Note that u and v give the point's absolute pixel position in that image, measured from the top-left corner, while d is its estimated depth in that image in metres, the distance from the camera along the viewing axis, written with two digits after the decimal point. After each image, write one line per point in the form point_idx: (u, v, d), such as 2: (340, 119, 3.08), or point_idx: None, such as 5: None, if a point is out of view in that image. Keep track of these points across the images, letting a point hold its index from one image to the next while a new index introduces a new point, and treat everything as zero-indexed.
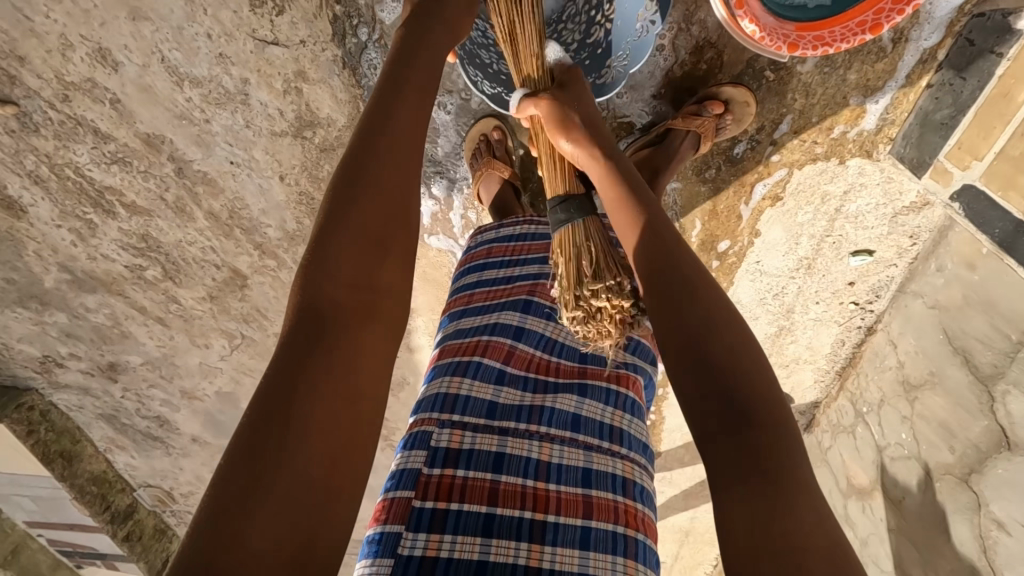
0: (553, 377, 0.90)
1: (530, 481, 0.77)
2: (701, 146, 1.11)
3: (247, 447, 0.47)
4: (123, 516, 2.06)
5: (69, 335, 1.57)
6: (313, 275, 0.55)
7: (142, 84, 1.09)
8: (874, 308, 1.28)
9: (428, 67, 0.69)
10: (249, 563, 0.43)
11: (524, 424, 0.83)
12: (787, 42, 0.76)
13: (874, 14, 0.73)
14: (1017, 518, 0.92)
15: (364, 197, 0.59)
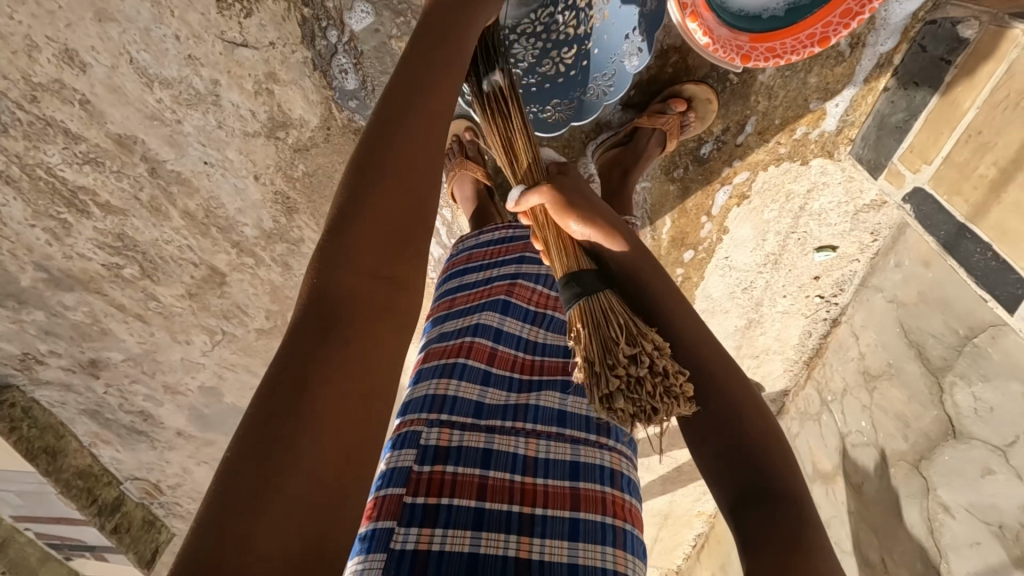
0: (537, 374, 0.94)
1: (518, 476, 0.81)
2: (668, 144, 1.14)
3: (255, 440, 0.47)
4: (111, 509, 2.09)
5: (48, 333, 1.57)
6: (327, 270, 0.56)
7: (111, 85, 1.08)
8: (839, 301, 1.34)
9: (456, 52, 0.69)
10: (254, 565, 0.41)
11: (510, 421, 0.87)
12: (739, 54, 0.78)
13: (822, 27, 0.75)
14: (961, 502, 0.97)
15: (377, 184, 0.59)
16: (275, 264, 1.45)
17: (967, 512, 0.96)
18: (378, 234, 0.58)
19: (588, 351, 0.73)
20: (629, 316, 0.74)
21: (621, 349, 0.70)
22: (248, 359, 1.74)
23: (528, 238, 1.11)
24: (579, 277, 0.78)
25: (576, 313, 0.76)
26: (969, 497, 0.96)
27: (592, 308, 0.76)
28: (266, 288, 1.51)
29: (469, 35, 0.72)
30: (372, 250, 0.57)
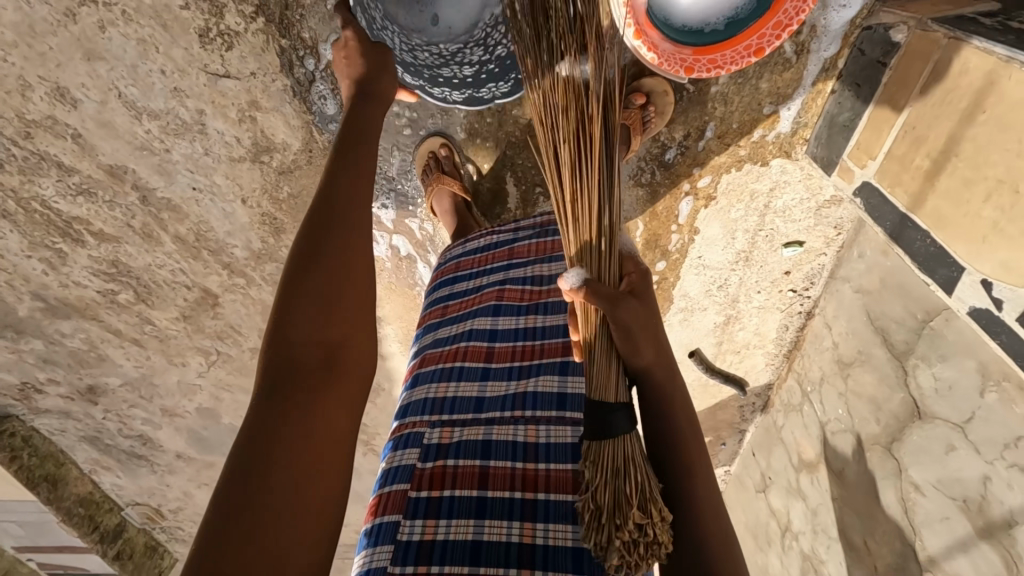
0: (537, 358, 0.95)
1: (519, 463, 0.84)
2: (634, 138, 1.17)
3: (244, 463, 0.61)
4: (113, 536, 2.13)
5: (47, 360, 1.61)
6: (283, 327, 0.68)
7: (102, 119, 1.13)
8: (811, 294, 1.41)
9: (371, 138, 0.81)
10: (252, 550, 0.58)
11: (509, 411, 0.90)
12: (683, 67, 0.85)
13: (758, 38, 0.81)
14: (931, 480, 1.01)
15: (323, 263, 0.69)
16: (266, 283, 1.49)
17: (935, 488, 1.00)
18: (322, 296, 0.69)
19: (599, 494, 0.68)
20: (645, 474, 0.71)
21: (631, 497, 0.68)
22: (244, 378, 1.78)
23: (511, 240, 1.16)
24: (609, 413, 0.73)
25: (594, 463, 0.71)
26: (936, 474, 1.00)
27: (612, 450, 0.72)
28: (259, 307, 1.55)
29: (377, 126, 0.84)
30: (320, 324, 0.68)
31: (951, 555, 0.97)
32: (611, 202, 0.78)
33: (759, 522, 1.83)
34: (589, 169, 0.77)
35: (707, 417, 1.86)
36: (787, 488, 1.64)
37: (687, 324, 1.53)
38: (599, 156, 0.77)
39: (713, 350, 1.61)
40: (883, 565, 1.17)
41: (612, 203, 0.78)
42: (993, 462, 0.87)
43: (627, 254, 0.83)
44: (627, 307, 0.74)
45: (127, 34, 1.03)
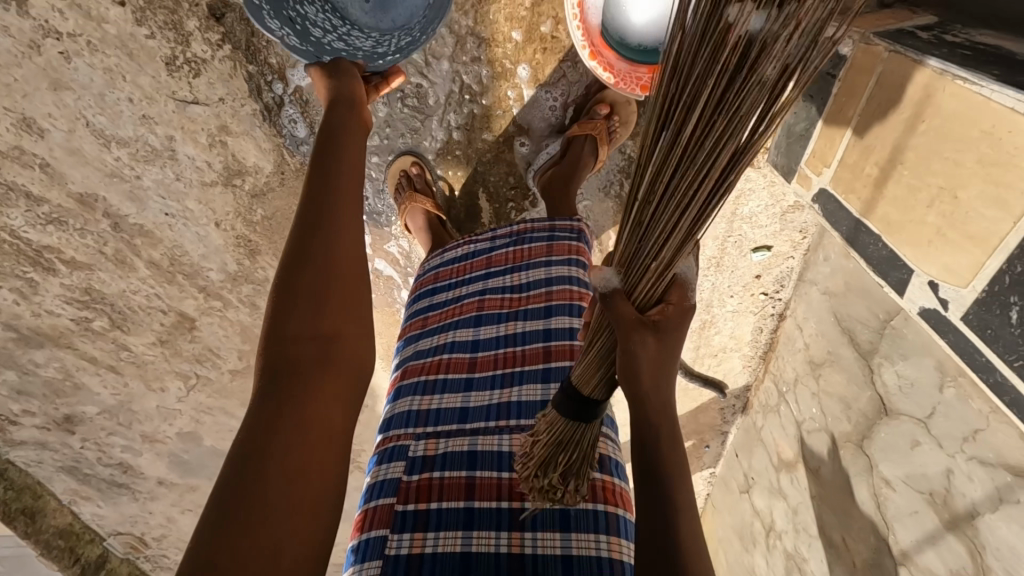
0: (519, 365, 0.97)
1: (505, 473, 0.85)
2: (600, 151, 1.16)
3: (242, 461, 0.64)
4: (95, 568, 2.05)
5: (21, 391, 1.57)
6: (279, 328, 0.72)
7: (69, 147, 1.11)
8: (782, 296, 1.45)
9: (353, 152, 0.88)
10: (251, 539, 0.59)
11: (494, 421, 0.92)
12: (638, 85, 0.88)
13: None
14: (899, 475, 1.04)
15: (315, 253, 0.76)
16: (243, 305, 1.49)
17: (904, 483, 1.03)
18: (315, 297, 0.74)
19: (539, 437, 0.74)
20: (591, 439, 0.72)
21: (566, 462, 0.72)
22: (223, 401, 1.80)
23: (490, 249, 1.17)
24: (581, 407, 0.67)
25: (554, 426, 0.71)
26: (904, 469, 1.03)
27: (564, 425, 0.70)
28: (236, 329, 1.52)
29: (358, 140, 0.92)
30: (312, 313, 0.73)
31: (922, 548, 0.99)
32: (695, 212, 0.54)
33: (745, 522, 1.86)
34: (690, 146, 0.52)
35: (689, 420, 1.90)
36: (769, 488, 1.67)
37: None
38: (715, 145, 0.51)
39: (691, 354, 1.65)
40: (860, 560, 1.20)
41: (695, 214, 0.54)
42: (954, 456, 0.89)
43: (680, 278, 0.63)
44: (643, 339, 0.61)
45: (94, 64, 1.03)
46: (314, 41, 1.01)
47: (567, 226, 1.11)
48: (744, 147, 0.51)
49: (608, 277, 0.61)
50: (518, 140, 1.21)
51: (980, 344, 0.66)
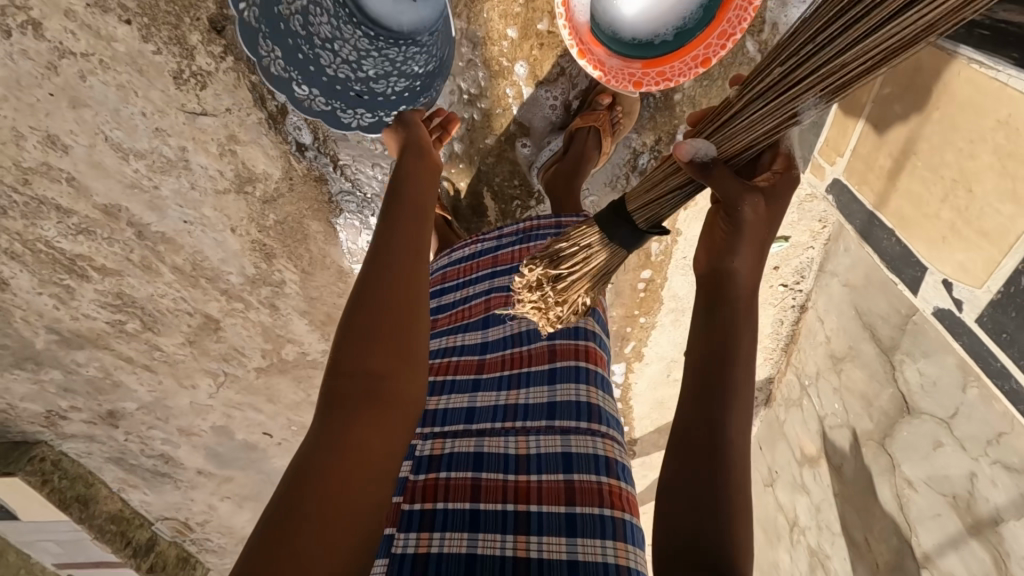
0: (525, 366, 0.96)
1: (511, 475, 0.84)
2: (604, 142, 1.13)
3: (281, 494, 0.57)
4: (145, 549, 2.28)
5: (66, 390, 1.73)
6: (341, 350, 0.66)
7: (93, 161, 1.17)
8: (802, 288, 1.40)
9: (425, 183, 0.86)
10: None
11: (500, 422, 0.91)
12: (631, 81, 0.84)
13: (705, 48, 0.80)
14: (921, 476, 1.00)
15: (375, 286, 0.69)
16: (263, 306, 1.51)
17: (926, 484, 0.99)
18: (379, 317, 0.66)
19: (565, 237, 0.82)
20: (590, 270, 0.79)
21: (574, 276, 0.79)
22: (253, 397, 1.84)
23: (496, 248, 1.15)
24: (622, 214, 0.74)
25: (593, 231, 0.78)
26: (926, 469, 0.99)
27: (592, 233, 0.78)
28: (258, 329, 1.59)
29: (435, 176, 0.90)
30: (367, 346, 0.65)
31: (944, 552, 0.95)
32: (850, 60, 0.51)
33: (769, 517, 1.82)
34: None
35: None
36: (792, 483, 1.63)
37: (679, 323, 1.54)
38: None
39: None
40: (883, 561, 1.16)
41: (848, 62, 0.51)
42: (978, 459, 0.85)
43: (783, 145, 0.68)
44: (751, 206, 0.66)
45: (108, 81, 1.06)
46: (379, 99, 1.08)
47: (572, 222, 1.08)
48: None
49: (701, 149, 0.63)
50: (520, 141, 1.20)
51: (994, 347, 0.62)
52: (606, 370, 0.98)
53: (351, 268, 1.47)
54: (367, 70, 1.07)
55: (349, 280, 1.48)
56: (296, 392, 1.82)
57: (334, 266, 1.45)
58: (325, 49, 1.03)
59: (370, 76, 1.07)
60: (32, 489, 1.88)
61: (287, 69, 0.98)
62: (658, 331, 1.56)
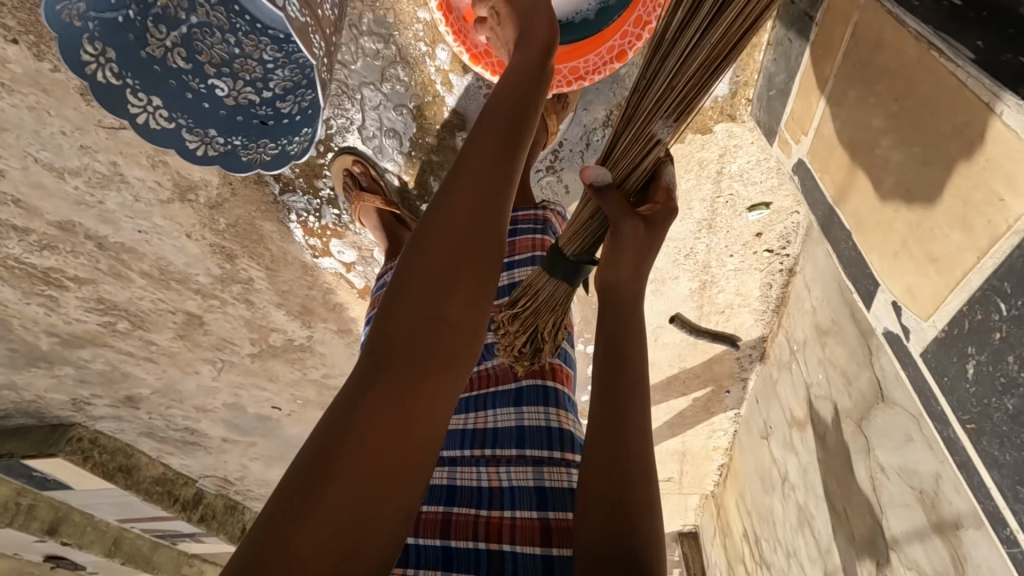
0: (492, 387, 0.81)
1: (484, 510, 0.70)
2: (550, 125, 1.02)
3: (317, 446, 0.43)
4: (193, 503, 2.56)
5: (83, 380, 1.83)
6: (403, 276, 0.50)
7: (32, 183, 1.15)
8: (789, 252, 1.30)
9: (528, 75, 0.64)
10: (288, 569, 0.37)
11: (468, 450, 0.77)
12: None
13: (619, 41, 0.83)
14: (893, 465, 0.95)
15: (449, 212, 0.52)
16: (239, 301, 1.52)
17: (897, 473, 0.95)
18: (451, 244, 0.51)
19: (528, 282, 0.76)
20: (547, 306, 0.72)
21: (526, 310, 0.73)
22: (252, 377, 1.88)
23: None
24: (554, 262, 0.70)
25: (537, 270, 0.73)
26: (898, 458, 0.94)
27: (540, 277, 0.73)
28: (240, 321, 1.60)
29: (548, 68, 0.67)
30: (431, 282, 0.49)
31: (910, 540, 0.93)
32: (683, 82, 0.61)
33: (765, 466, 1.83)
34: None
35: (705, 370, 1.82)
36: (784, 441, 1.61)
37: (661, 293, 1.46)
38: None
39: (696, 313, 1.54)
40: (859, 533, 1.15)
41: (683, 83, 0.61)
42: (943, 462, 0.80)
43: (663, 178, 0.68)
44: (631, 226, 0.64)
45: (17, 104, 1.00)
46: (287, 123, 0.89)
47: (530, 216, 0.97)
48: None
49: (599, 174, 0.64)
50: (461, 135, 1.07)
51: (935, 390, 0.55)
52: (572, 389, 0.85)
53: (316, 262, 1.44)
54: (274, 88, 0.89)
55: (315, 273, 1.46)
56: (292, 372, 1.86)
57: (297, 260, 1.42)
58: (220, 76, 0.87)
59: (279, 93, 0.89)
60: (77, 466, 2.06)
61: (174, 117, 0.86)
62: None
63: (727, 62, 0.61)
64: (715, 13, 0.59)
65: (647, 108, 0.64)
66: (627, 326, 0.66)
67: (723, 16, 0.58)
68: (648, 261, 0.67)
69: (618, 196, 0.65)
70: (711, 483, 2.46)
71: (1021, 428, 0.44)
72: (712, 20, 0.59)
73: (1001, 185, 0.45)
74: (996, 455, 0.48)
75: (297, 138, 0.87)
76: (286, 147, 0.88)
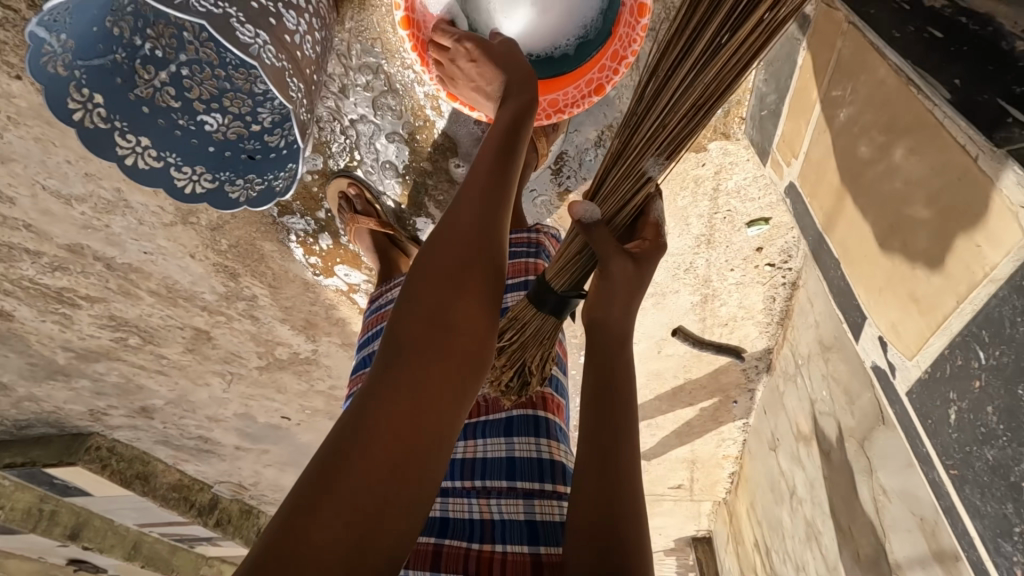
0: (483, 416, 0.81)
1: (474, 543, 0.70)
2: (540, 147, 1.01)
3: (329, 448, 0.44)
4: (208, 508, 2.60)
5: (98, 392, 1.88)
6: (412, 287, 0.52)
7: (41, 209, 1.19)
8: (791, 266, 1.28)
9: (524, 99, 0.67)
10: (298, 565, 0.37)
11: (460, 481, 0.77)
12: None
13: (597, 75, 0.87)
14: (896, 488, 0.93)
15: (454, 226, 0.55)
16: (244, 317, 1.54)
17: (898, 497, 0.93)
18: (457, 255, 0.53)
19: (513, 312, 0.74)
20: (536, 340, 0.71)
21: (513, 345, 0.72)
22: (261, 388, 1.91)
23: None
24: (541, 294, 0.70)
25: (523, 302, 0.72)
26: (899, 482, 0.92)
27: (527, 311, 0.71)
28: (247, 336, 1.63)
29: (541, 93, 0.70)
30: (432, 285, 0.51)
31: (912, 566, 0.91)
32: (674, 122, 0.61)
33: (774, 477, 1.80)
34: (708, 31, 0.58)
35: (710, 381, 1.79)
36: (791, 453, 1.59)
37: (662, 306, 1.45)
38: (712, 32, 0.57)
39: (699, 325, 1.52)
40: (864, 554, 1.13)
41: (674, 123, 0.61)
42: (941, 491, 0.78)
43: (651, 214, 0.69)
44: (618, 264, 0.64)
45: (24, 135, 1.04)
46: (274, 157, 0.95)
47: (522, 240, 0.96)
48: (724, 27, 0.57)
49: (587, 212, 0.64)
50: (454, 161, 1.11)
51: (921, 431, 0.54)
52: (562, 420, 0.85)
53: (317, 279, 1.46)
54: (260, 122, 0.95)
55: (317, 290, 1.48)
56: (299, 383, 1.89)
57: (298, 278, 1.44)
58: (209, 112, 0.91)
59: (267, 127, 0.95)
60: (95, 474, 2.12)
61: (163, 155, 0.90)
62: (642, 313, 1.48)
63: (723, 98, 0.60)
64: (708, 55, 0.58)
65: (637, 146, 0.64)
66: (613, 360, 0.65)
67: (711, 62, 0.58)
68: (637, 299, 0.66)
69: (606, 231, 0.65)
70: (722, 490, 2.43)
71: (1001, 480, 0.43)
72: (706, 60, 0.59)
73: (976, 232, 0.44)
74: (978, 504, 0.46)
75: (280, 175, 0.94)
76: (273, 182, 0.94)
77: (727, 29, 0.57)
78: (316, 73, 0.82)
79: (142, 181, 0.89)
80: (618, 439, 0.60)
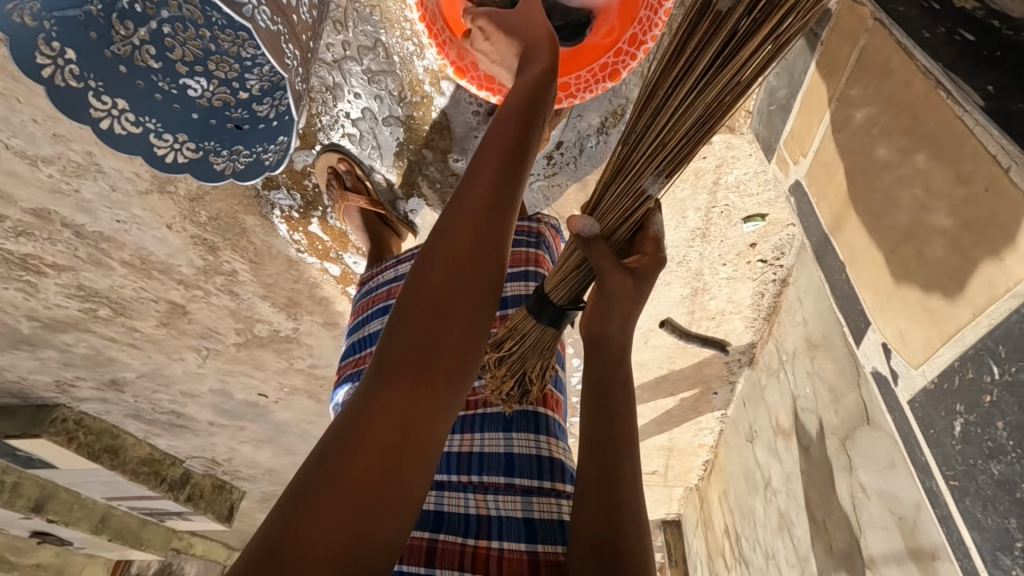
0: (480, 409, 0.79)
1: (470, 539, 0.68)
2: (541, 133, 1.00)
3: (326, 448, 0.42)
4: (180, 483, 2.56)
5: (66, 363, 1.81)
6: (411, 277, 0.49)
7: (5, 170, 1.11)
8: (783, 263, 1.29)
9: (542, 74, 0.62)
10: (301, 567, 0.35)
11: (455, 475, 0.75)
12: None
13: (614, 58, 0.83)
14: (875, 486, 0.95)
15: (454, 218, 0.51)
16: (223, 292, 1.49)
17: (877, 494, 0.95)
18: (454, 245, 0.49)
19: (513, 319, 0.72)
20: (535, 351, 0.70)
21: (511, 353, 0.70)
22: (238, 365, 1.85)
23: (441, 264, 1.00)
24: (538, 305, 0.68)
25: (522, 311, 0.71)
26: (878, 481, 0.94)
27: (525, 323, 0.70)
28: (225, 311, 1.57)
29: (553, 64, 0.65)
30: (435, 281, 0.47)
31: (887, 562, 0.94)
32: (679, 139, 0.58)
33: (749, 466, 1.84)
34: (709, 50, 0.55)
35: (694, 372, 1.81)
36: (768, 445, 1.62)
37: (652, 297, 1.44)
38: (711, 53, 0.54)
39: (686, 318, 1.52)
40: (837, 547, 1.16)
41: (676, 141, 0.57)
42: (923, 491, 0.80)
43: (651, 227, 0.64)
44: (616, 281, 0.59)
45: None
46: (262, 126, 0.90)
47: (522, 229, 0.94)
48: (720, 55, 0.54)
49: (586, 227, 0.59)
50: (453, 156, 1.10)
51: (921, 440, 0.54)
52: (561, 417, 0.84)
53: (301, 257, 1.41)
54: (249, 88, 0.89)
55: (301, 267, 1.43)
56: (278, 361, 1.84)
57: (281, 254, 1.38)
58: (192, 75, 0.86)
59: (255, 94, 0.89)
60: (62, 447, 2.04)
61: (141, 120, 0.85)
62: None
63: (721, 120, 0.57)
64: (703, 79, 0.56)
65: (637, 160, 0.60)
66: (613, 375, 0.64)
67: (709, 88, 0.55)
68: (635, 315, 0.63)
69: (605, 246, 0.59)
70: (696, 476, 2.47)
71: (1006, 495, 0.43)
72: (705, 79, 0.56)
73: (1003, 245, 0.43)
74: (979, 517, 0.46)
75: (269, 147, 0.89)
76: (262, 154, 0.90)
77: (722, 51, 0.54)
78: (311, 40, 0.77)
79: (122, 147, 0.84)
80: (620, 453, 0.59)
